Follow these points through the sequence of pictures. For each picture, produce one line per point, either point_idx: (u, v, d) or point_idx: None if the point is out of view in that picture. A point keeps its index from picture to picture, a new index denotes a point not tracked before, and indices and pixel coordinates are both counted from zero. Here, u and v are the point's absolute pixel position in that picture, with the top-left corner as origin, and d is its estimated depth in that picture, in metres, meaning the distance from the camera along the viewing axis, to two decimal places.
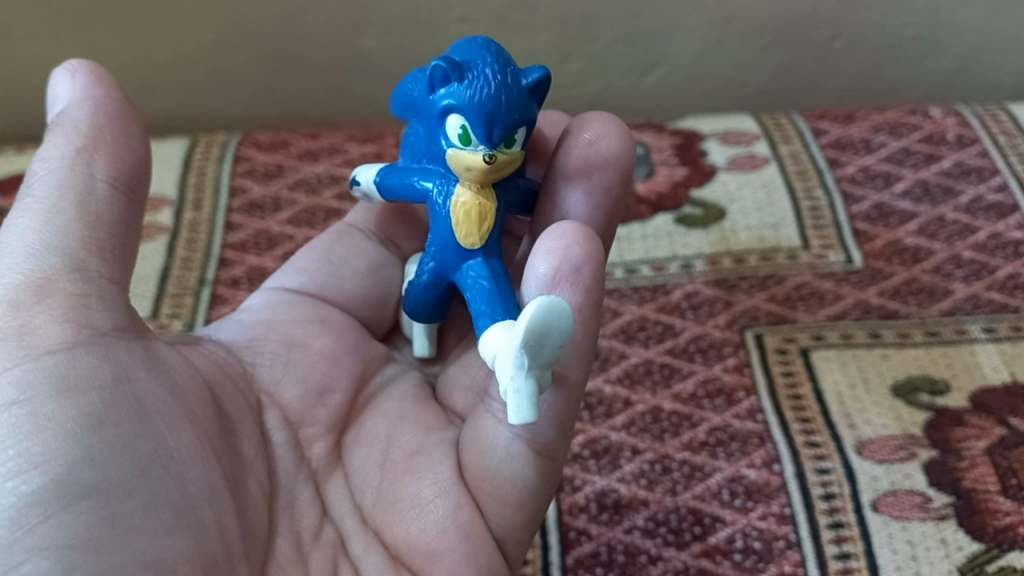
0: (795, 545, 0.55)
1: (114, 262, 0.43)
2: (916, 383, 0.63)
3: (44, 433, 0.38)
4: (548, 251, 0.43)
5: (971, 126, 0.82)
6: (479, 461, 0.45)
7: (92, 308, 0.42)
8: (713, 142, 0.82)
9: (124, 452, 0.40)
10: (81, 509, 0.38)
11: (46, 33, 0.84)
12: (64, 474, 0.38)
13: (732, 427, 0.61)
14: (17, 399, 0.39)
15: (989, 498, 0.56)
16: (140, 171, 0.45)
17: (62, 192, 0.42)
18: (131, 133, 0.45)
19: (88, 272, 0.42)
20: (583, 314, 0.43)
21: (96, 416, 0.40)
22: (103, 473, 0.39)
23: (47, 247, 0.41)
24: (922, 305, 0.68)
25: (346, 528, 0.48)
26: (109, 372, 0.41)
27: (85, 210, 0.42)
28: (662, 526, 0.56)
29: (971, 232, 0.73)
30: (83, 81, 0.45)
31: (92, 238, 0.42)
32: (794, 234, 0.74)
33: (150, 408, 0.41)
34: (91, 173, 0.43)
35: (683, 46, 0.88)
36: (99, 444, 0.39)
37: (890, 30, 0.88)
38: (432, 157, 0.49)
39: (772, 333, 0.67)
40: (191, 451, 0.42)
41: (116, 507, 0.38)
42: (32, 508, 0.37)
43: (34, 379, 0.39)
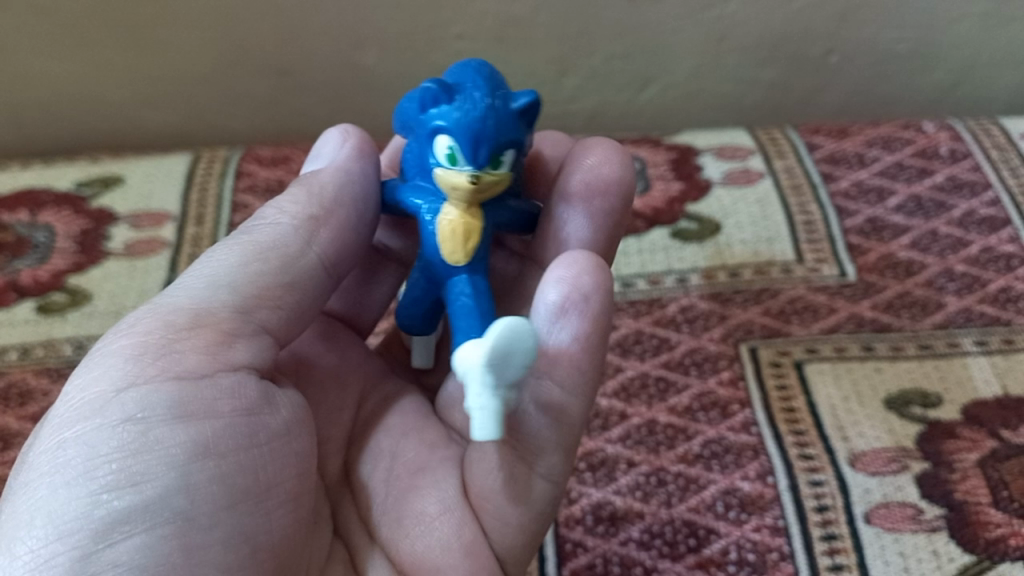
0: (788, 557, 0.56)
1: (284, 318, 0.47)
2: (908, 396, 0.64)
3: (150, 453, 0.41)
4: (558, 280, 0.45)
5: (965, 141, 0.82)
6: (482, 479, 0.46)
7: (238, 346, 0.45)
8: (708, 156, 0.83)
9: (220, 484, 0.41)
10: (161, 535, 0.39)
11: (49, 49, 0.85)
12: (157, 497, 0.40)
13: (726, 439, 0.62)
14: (135, 416, 0.41)
15: (980, 510, 0.57)
16: (352, 247, 0.51)
17: (269, 244, 0.48)
18: (357, 209, 0.51)
19: (253, 317, 0.46)
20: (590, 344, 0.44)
21: (209, 444, 0.42)
22: (195, 503, 0.40)
23: (226, 285, 0.46)
24: (915, 319, 0.69)
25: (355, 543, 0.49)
26: (230, 404, 0.43)
27: (286, 263, 0.47)
28: (658, 538, 0.57)
29: (964, 246, 0.74)
30: (346, 154, 0.53)
31: (276, 291, 0.47)
32: (788, 247, 0.75)
33: (259, 444, 0.43)
34: (311, 240, 0.49)
35: (678, 61, 0.89)
36: (200, 473, 0.41)
37: (884, 45, 0.89)
38: (423, 174, 0.49)
39: (766, 346, 0.68)
40: (283, 492, 0.44)
41: (195, 538, 0.40)
42: (118, 525, 0.39)
43: (155, 401, 0.42)
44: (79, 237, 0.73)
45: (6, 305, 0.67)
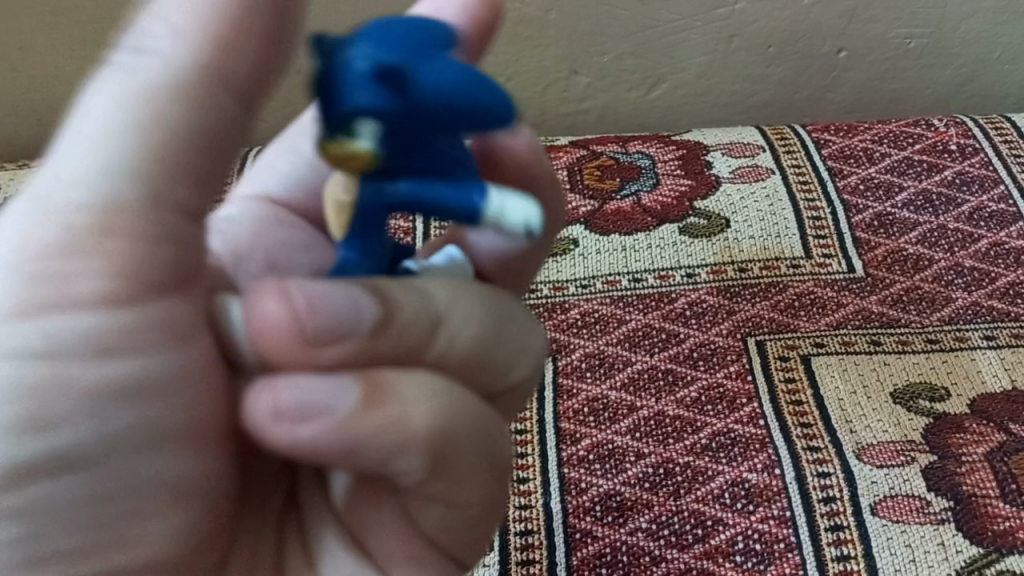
0: (794, 547, 0.56)
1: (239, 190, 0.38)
2: (916, 390, 0.65)
3: (56, 401, 0.33)
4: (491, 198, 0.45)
5: (974, 137, 0.83)
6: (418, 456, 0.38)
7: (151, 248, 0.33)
8: (718, 154, 0.83)
9: (125, 447, 0.34)
10: (70, 479, 0.34)
11: (69, 51, 0.87)
12: (73, 445, 0.34)
13: (733, 432, 0.63)
14: (33, 349, 0.33)
15: (988, 503, 0.58)
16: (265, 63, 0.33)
17: (164, 83, 0.32)
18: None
19: (162, 202, 0.32)
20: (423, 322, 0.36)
21: (140, 382, 0.34)
22: (107, 460, 0.34)
23: (120, 162, 0.32)
24: (923, 314, 0.69)
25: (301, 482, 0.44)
26: (153, 346, 0.34)
27: (191, 115, 0.32)
28: (665, 528, 0.58)
29: (972, 241, 0.74)
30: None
31: (189, 159, 0.32)
32: (795, 243, 0.75)
33: (177, 396, 0.35)
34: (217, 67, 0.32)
35: (688, 59, 0.90)
36: (108, 426, 0.34)
37: (894, 42, 0.90)
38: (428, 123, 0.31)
39: (773, 340, 0.69)
40: (197, 440, 0.36)
41: (111, 499, 0.35)
42: (26, 472, 0.34)
43: (55, 329, 0.33)
44: None
45: None
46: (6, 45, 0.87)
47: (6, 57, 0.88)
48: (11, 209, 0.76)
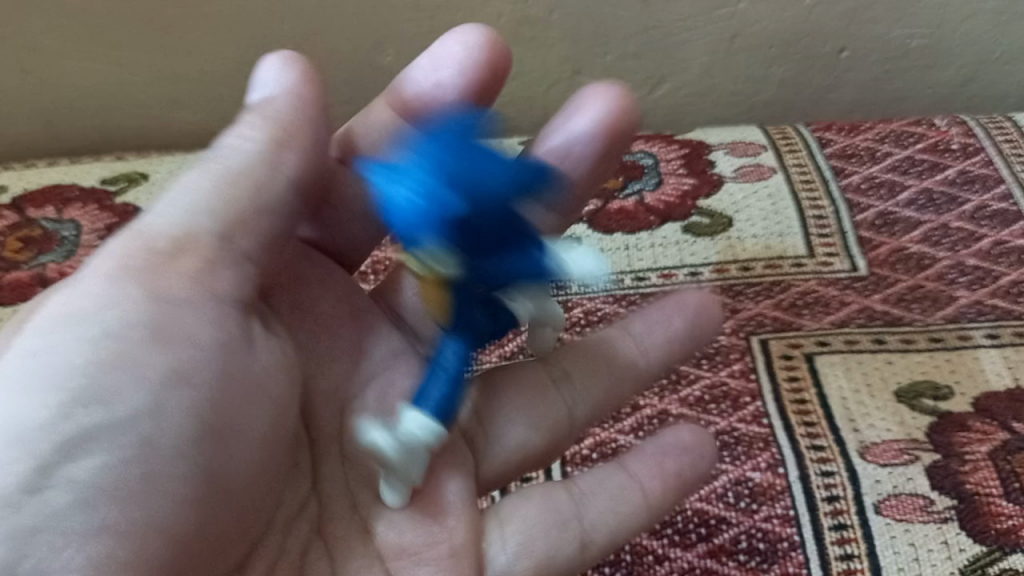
0: (798, 546, 0.56)
1: (261, 244, 0.45)
2: (919, 389, 0.65)
3: (119, 372, 0.39)
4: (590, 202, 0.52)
5: (976, 136, 0.83)
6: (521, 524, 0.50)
7: (218, 274, 0.43)
8: (720, 153, 0.83)
9: (186, 421, 0.40)
10: (122, 447, 0.38)
11: (71, 51, 0.87)
12: (122, 417, 0.38)
13: (737, 431, 0.63)
14: (108, 332, 0.40)
15: (991, 502, 0.58)
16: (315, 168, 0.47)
17: (237, 164, 0.44)
18: (319, 129, 0.47)
19: (234, 244, 0.43)
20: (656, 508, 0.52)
21: (190, 367, 0.41)
22: (160, 430, 0.39)
23: (203, 210, 0.43)
24: (926, 313, 0.69)
25: (332, 510, 0.48)
26: (208, 340, 0.42)
27: (259, 183, 0.44)
28: (669, 527, 0.58)
29: (976, 240, 0.74)
30: (286, 77, 0.47)
31: (252, 217, 0.44)
32: (799, 242, 0.75)
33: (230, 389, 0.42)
34: (278, 163, 0.44)
35: (691, 59, 0.90)
36: (176, 400, 0.40)
37: (896, 41, 0.90)
38: (484, 238, 0.37)
39: (777, 339, 0.69)
40: (239, 442, 0.42)
41: (155, 469, 0.38)
42: (80, 438, 0.37)
43: (128, 320, 0.40)
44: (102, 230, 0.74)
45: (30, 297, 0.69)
46: (7, 45, 0.87)
47: (8, 58, 0.87)
48: (14, 209, 0.76)
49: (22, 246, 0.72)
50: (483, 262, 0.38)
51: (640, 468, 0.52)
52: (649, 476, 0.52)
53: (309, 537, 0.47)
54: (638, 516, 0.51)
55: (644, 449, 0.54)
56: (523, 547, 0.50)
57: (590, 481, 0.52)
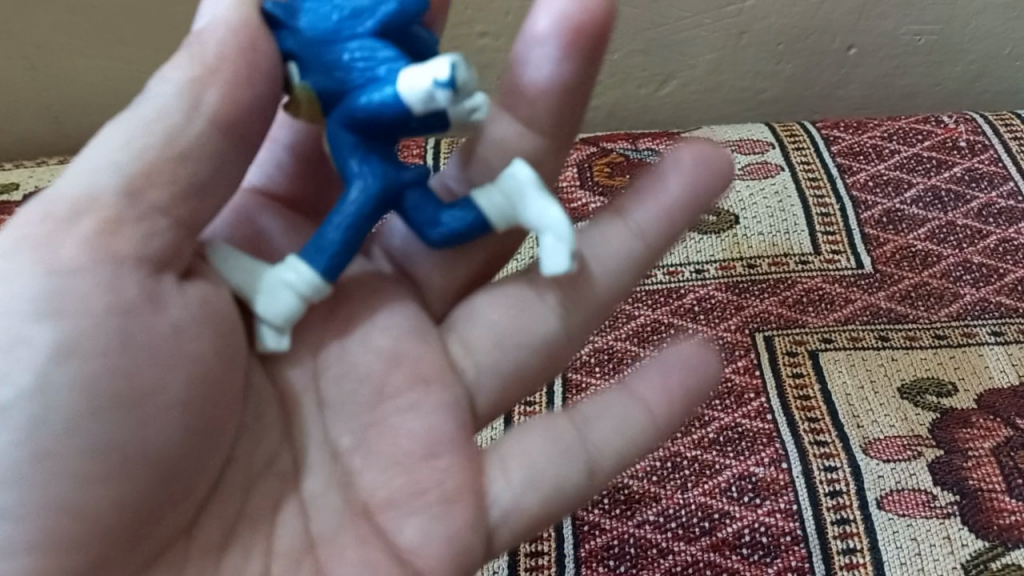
0: (801, 540, 0.57)
1: (183, 198, 0.39)
2: (923, 385, 0.65)
3: (5, 351, 0.36)
4: (677, 176, 0.48)
5: (983, 134, 0.83)
6: (537, 446, 0.46)
7: (121, 233, 0.38)
8: (727, 151, 0.84)
9: (82, 392, 0.37)
10: (14, 433, 0.36)
11: (85, 49, 0.88)
12: (7, 401, 0.36)
13: (741, 426, 0.64)
14: (1, 310, 0.37)
15: (994, 497, 0.58)
16: (254, 111, 0.41)
17: (157, 110, 0.39)
18: (258, 54, 0.40)
19: (140, 199, 0.38)
20: (687, 399, 0.48)
21: (80, 354, 0.37)
22: (55, 407, 0.36)
23: (111, 163, 0.38)
24: (931, 310, 0.70)
25: (305, 463, 0.44)
26: (109, 306, 0.37)
27: (172, 132, 0.39)
28: (672, 521, 0.58)
29: (981, 237, 0.74)
30: (227, 8, 0.41)
31: (166, 167, 0.39)
32: (805, 240, 0.76)
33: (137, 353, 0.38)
34: (200, 102, 0.39)
35: (698, 57, 0.90)
36: (61, 376, 0.37)
37: (904, 39, 0.90)
38: (335, 35, 0.40)
39: (781, 336, 0.69)
40: (155, 406, 0.38)
41: (50, 447, 0.36)
42: None
43: (24, 294, 0.37)
44: None
45: None
46: (24, 45, 0.88)
47: (23, 56, 0.89)
48: (28, 204, 0.77)
49: None
50: (348, 54, 0.40)
51: (657, 362, 0.48)
52: (682, 378, 0.47)
53: (281, 492, 0.43)
54: (650, 436, 0.47)
55: (642, 367, 0.48)
56: (549, 462, 0.45)
57: (589, 406, 0.47)
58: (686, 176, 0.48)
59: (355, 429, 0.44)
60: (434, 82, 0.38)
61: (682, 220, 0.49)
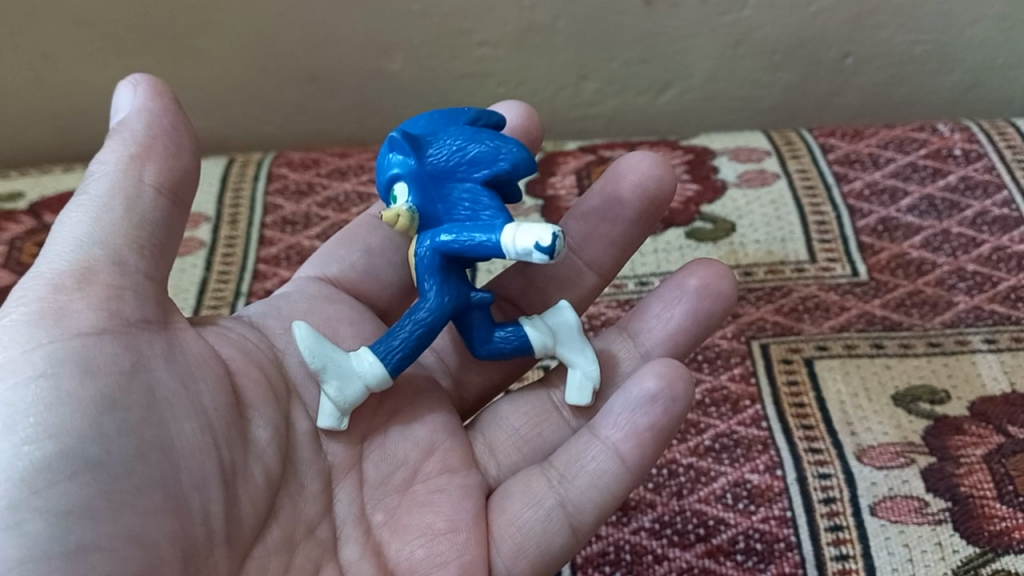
0: (794, 547, 0.58)
1: (149, 258, 0.47)
2: (916, 393, 0.66)
3: (60, 406, 0.41)
4: (683, 304, 0.57)
5: (978, 142, 0.84)
6: (519, 511, 0.50)
7: (122, 298, 0.45)
8: (724, 158, 0.85)
9: (130, 434, 0.42)
10: (84, 479, 0.40)
11: (89, 58, 0.89)
12: (71, 447, 0.40)
13: (736, 433, 0.65)
14: (44, 371, 0.42)
15: (985, 504, 0.59)
16: (184, 179, 0.49)
17: (109, 191, 0.46)
18: (183, 143, 0.49)
19: (124, 266, 0.46)
20: (656, 437, 0.50)
21: (117, 395, 0.42)
22: (109, 449, 0.41)
23: (96, 241, 0.46)
24: (925, 317, 0.71)
25: (346, 532, 0.50)
26: (128, 359, 0.44)
27: (130, 202, 0.46)
28: (668, 527, 0.59)
29: (975, 246, 0.75)
30: (140, 95, 0.50)
31: (132, 235, 0.46)
32: (800, 247, 0.77)
33: (162, 400, 0.44)
34: (143, 176, 0.47)
35: (696, 65, 0.92)
36: (109, 424, 0.41)
37: (900, 47, 0.91)
38: (451, 175, 0.51)
39: (777, 344, 0.70)
40: (189, 445, 0.44)
41: (114, 484, 0.40)
42: (41, 472, 0.39)
43: (60, 356, 0.42)
44: None
45: None
46: (29, 55, 0.89)
47: (28, 65, 0.90)
48: (33, 213, 0.78)
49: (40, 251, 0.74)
50: (460, 196, 0.51)
51: (623, 402, 0.51)
52: (646, 419, 0.50)
53: (322, 555, 0.48)
54: (623, 481, 0.50)
55: (611, 404, 0.51)
56: (528, 528, 0.50)
57: (564, 463, 0.51)
58: (694, 306, 0.57)
59: (386, 507, 0.51)
60: (536, 246, 0.46)
61: (686, 343, 0.58)
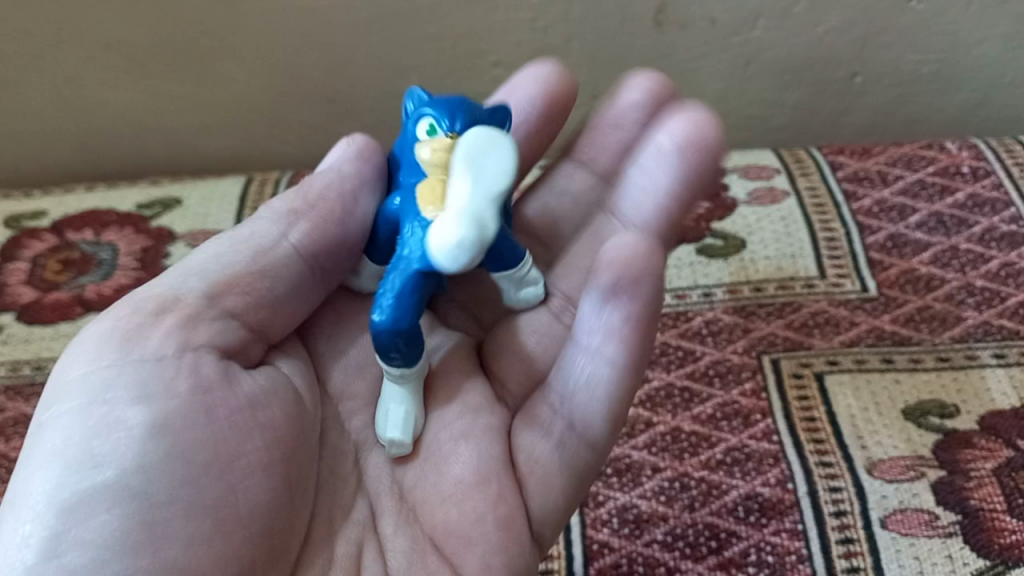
0: (806, 559, 0.59)
1: (247, 306, 0.51)
2: (926, 407, 0.66)
3: (112, 433, 0.43)
4: (679, 131, 0.56)
5: (986, 159, 0.85)
6: (530, 450, 0.51)
7: (198, 327, 0.48)
8: (734, 176, 0.86)
9: (178, 461, 0.43)
10: (124, 510, 0.41)
11: (114, 78, 0.92)
12: (115, 475, 0.42)
13: (748, 447, 0.65)
14: (97, 398, 0.44)
15: (995, 517, 0.59)
16: (335, 246, 0.56)
17: (232, 246, 0.53)
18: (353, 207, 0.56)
19: (217, 304, 0.50)
20: (642, 321, 0.47)
21: (211, 458, 0.44)
22: (157, 479, 0.43)
23: (195, 281, 0.50)
24: (934, 332, 0.71)
25: None
26: (189, 383, 0.46)
27: (259, 254, 0.53)
28: (680, 540, 0.60)
29: (984, 261, 0.76)
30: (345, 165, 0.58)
31: (242, 281, 0.51)
32: (811, 263, 0.78)
33: (218, 418, 0.46)
34: (289, 233, 0.54)
35: (705, 86, 0.93)
36: (162, 446, 0.43)
37: (907, 67, 0.92)
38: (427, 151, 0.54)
39: (788, 358, 0.71)
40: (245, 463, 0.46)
41: (159, 511, 0.42)
42: (99, 496, 0.41)
43: (123, 382, 0.45)
44: (141, 254, 0.78)
45: (73, 317, 0.72)
46: (54, 77, 0.91)
47: (54, 88, 0.92)
48: (57, 230, 0.80)
49: (63, 268, 0.76)
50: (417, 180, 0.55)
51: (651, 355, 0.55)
52: (609, 347, 0.48)
53: None
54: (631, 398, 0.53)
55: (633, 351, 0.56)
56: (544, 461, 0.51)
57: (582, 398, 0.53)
58: (682, 161, 0.55)
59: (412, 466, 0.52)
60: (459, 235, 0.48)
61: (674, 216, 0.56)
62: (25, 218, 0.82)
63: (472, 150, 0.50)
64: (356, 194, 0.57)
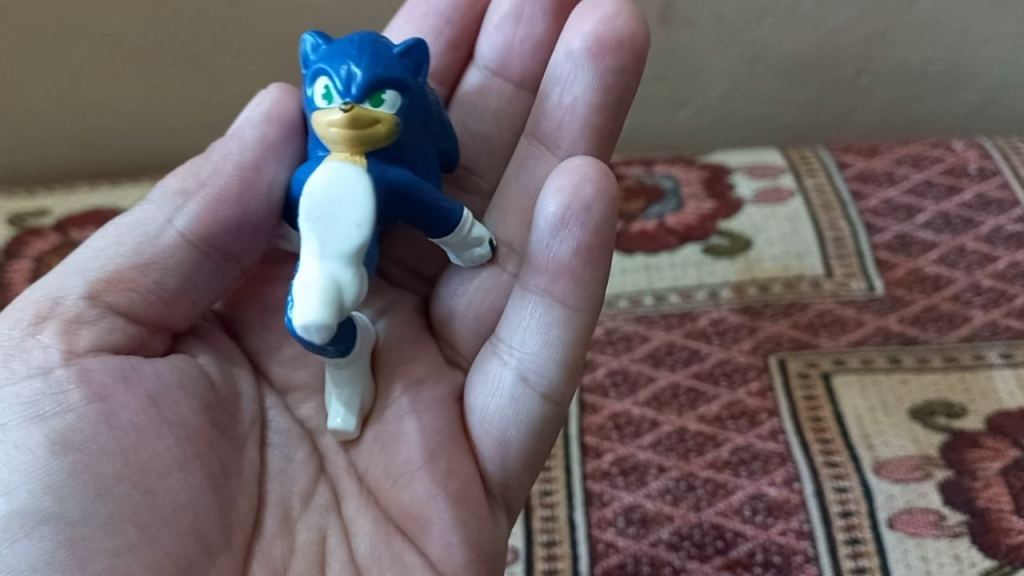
0: (813, 559, 0.58)
1: (149, 304, 0.50)
2: (933, 407, 0.66)
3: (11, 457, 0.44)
4: (587, 30, 0.52)
5: (992, 159, 0.84)
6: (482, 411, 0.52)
7: (82, 333, 0.49)
8: (741, 175, 0.86)
9: (83, 475, 0.45)
10: (42, 533, 0.43)
11: (119, 76, 0.92)
12: (25, 500, 0.43)
13: (755, 447, 0.65)
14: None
15: (1002, 517, 0.59)
16: (226, 227, 0.52)
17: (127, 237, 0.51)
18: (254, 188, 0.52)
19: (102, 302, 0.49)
20: (593, 253, 0.49)
21: (119, 468, 0.46)
22: (66, 497, 0.44)
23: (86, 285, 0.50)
24: (942, 332, 0.71)
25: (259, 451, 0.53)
26: (80, 395, 0.47)
27: (148, 247, 0.51)
28: (686, 540, 0.60)
29: (991, 261, 0.76)
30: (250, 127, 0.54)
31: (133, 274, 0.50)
32: (817, 263, 0.77)
33: (118, 424, 0.47)
34: (178, 218, 0.51)
35: (711, 85, 0.93)
36: (63, 464, 0.45)
37: (914, 66, 0.92)
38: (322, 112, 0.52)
39: (795, 358, 0.71)
40: (160, 464, 0.47)
41: (81, 526, 0.43)
42: (6, 524, 0.43)
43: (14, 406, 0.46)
44: None
45: None
46: (59, 76, 0.91)
47: (60, 86, 0.91)
48: (61, 229, 0.80)
49: None
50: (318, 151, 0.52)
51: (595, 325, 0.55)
52: (569, 244, 0.49)
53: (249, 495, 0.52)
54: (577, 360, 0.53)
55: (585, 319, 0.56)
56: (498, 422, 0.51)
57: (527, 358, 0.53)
58: (592, 62, 0.52)
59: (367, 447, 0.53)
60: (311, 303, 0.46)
61: (609, 113, 0.53)
62: (28, 217, 0.81)
63: (320, 206, 0.48)
64: (262, 165, 0.53)
